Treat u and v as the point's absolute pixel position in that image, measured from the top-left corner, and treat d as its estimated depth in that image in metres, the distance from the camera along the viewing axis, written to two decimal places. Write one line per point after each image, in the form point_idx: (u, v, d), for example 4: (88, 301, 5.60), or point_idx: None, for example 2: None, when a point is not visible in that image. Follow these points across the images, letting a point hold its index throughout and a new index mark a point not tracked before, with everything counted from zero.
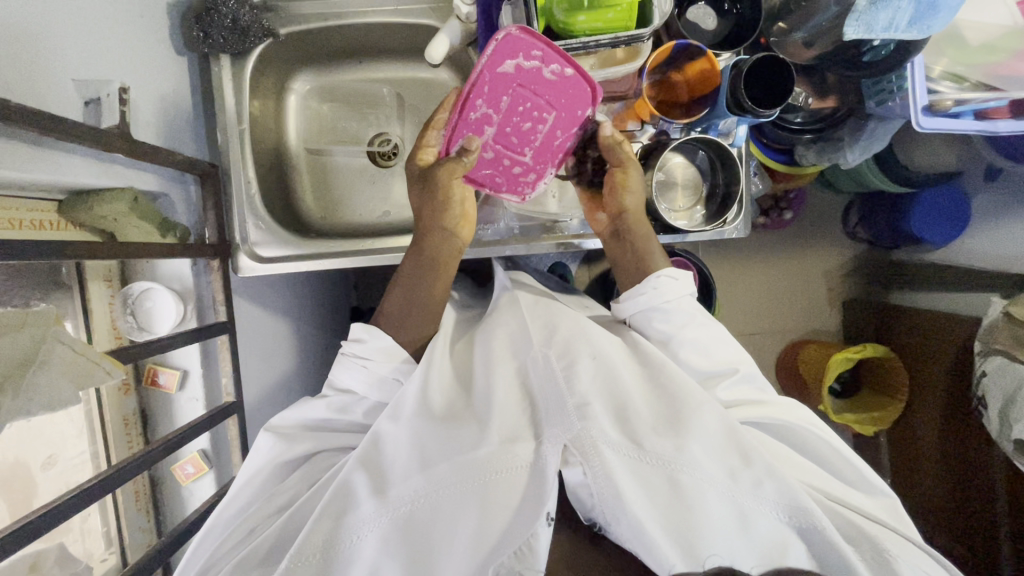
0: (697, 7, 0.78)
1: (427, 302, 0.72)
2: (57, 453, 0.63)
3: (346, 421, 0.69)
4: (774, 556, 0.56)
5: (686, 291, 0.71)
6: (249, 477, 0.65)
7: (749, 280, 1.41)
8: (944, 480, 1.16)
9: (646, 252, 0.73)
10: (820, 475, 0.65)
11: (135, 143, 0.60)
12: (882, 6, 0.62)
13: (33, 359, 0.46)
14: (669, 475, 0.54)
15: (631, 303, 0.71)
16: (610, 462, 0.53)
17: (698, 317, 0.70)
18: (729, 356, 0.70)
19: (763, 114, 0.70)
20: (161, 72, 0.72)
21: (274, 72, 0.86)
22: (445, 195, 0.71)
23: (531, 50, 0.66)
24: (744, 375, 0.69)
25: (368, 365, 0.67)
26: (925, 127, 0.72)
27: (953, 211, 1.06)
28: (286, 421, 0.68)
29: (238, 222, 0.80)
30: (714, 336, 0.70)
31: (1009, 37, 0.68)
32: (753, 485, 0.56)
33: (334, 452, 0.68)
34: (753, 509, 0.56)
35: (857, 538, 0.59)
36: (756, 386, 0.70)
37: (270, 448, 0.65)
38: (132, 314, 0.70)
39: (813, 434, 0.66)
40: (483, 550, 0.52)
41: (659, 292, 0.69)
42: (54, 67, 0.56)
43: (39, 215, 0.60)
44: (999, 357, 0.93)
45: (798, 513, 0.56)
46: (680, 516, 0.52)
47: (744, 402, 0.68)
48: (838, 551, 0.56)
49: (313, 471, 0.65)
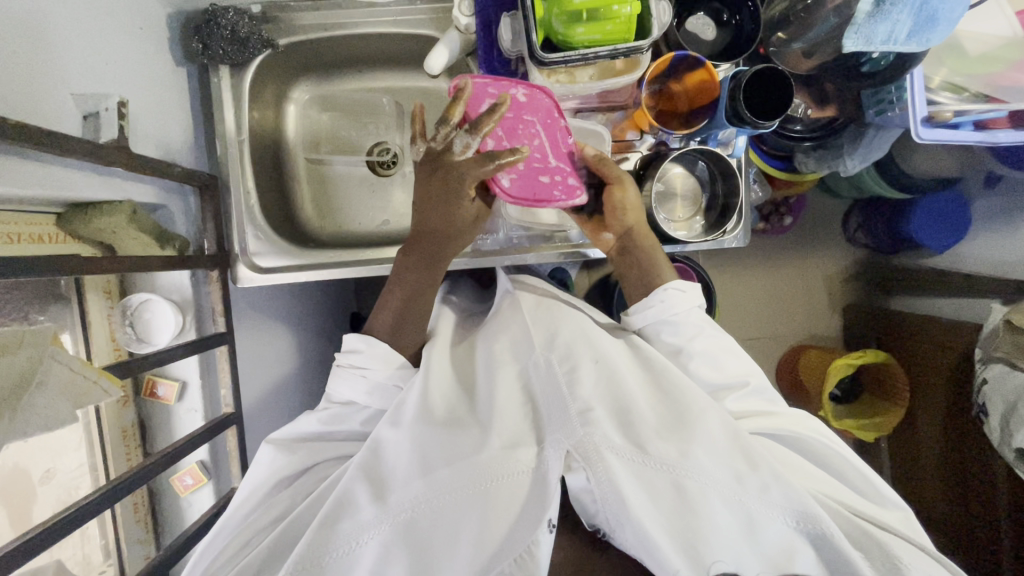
0: (696, 18, 0.78)
1: (423, 308, 0.73)
2: (55, 467, 0.63)
3: (345, 430, 0.69)
4: (780, 561, 0.56)
5: (695, 303, 0.71)
6: (249, 491, 0.65)
7: (749, 286, 1.41)
8: (944, 487, 1.16)
9: (654, 265, 0.74)
10: (829, 482, 0.65)
11: (134, 156, 0.60)
12: (881, 19, 0.61)
13: (32, 377, 0.46)
14: (674, 480, 0.54)
15: (640, 317, 0.71)
16: (614, 468, 0.53)
17: (707, 328, 0.70)
18: (741, 369, 0.69)
19: (762, 125, 0.70)
20: (160, 83, 0.72)
21: (274, 81, 0.86)
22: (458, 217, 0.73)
23: (488, 89, 0.71)
24: (755, 388, 0.68)
25: (368, 374, 0.67)
26: (925, 139, 0.71)
27: (953, 215, 1.06)
28: (286, 434, 0.68)
29: (238, 232, 0.80)
30: (722, 345, 0.70)
31: (1011, 48, 0.69)
32: (759, 489, 0.55)
33: (330, 463, 0.67)
34: (760, 513, 0.55)
35: (868, 546, 0.58)
36: (765, 399, 0.69)
37: (271, 461, 0.65)
38: (130, 325, 0.71)
39: (825, 443, 0.66)
40: (484, 556, 0.52)
41: (666, 306, 0.70)
42: (54, 82, 0.56)
43: (38, 229, 0.60)
44: (1000, 365, 0.92)
45: (808, 518, 0.55)
46: (685, 520, 0.53)
47: (752, 412, 0.67)
48: (845, 556, 0.55)
49: (308, 485, 0.65)
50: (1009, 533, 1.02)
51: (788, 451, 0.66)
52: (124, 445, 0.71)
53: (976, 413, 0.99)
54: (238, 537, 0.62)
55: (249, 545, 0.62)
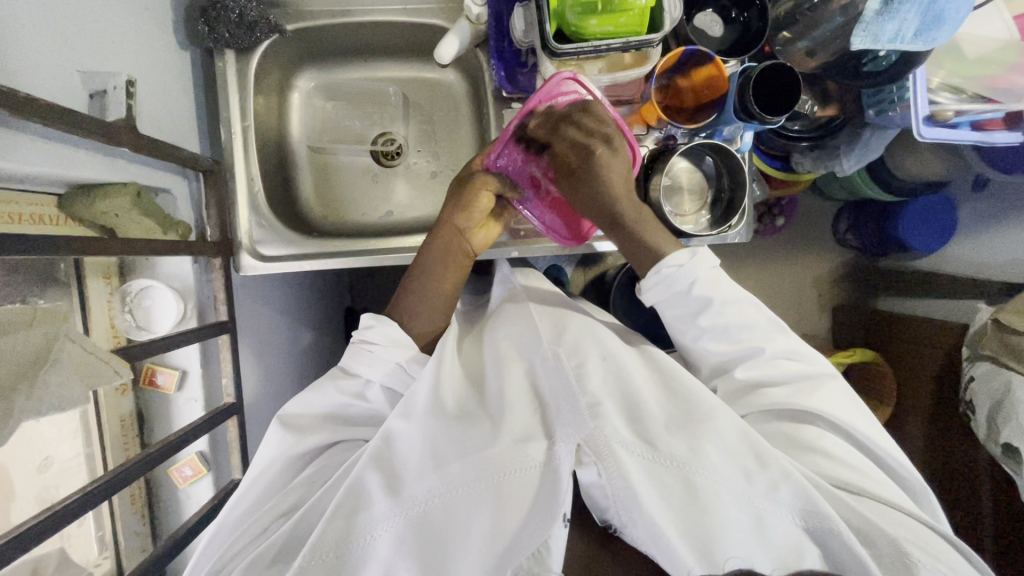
0: (705, 14, 0.80)
1: (435, 297, 0.71)
2: (52, 456, 0.61)
3: (366, 408, 0.67)
4: (789, 559, 0.52)
5: (702, 268, 0.65)
6: (262, 469, 0.62)
7: (742, 285, 1.42)
8: (929, 482, 1.19)
9: (655, 238, 0.68)
10: (850, 464, 0.62)
11: (142, 137, 0.59)
12: (889, 18, 0.63)
13: (47, 355, 0.47)
14: (684, 476, 0.52)
15: (656, 290, 0.66)
16: (624, 461, 0.51)
17: (722, 293, 0.65)
18: (755, 337, 0.66)
19: (769, 120, 0.72)
20: (166, 66, 0.71)
21: (279, 68, 0.85)
22: (469, 199, 0.74)
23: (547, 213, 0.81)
24: (772, 354, 0.65)
25: (375, 351, 0.66)
26: (926, 137, 0.72)
27: (940, 218, 1.09)
28: (295, 413, 0.65)
29: (241, 220, 0.78)
30: (740, 314, 0.66)
31: (1005, 51, 0.71)
32: (768, 487, 0.54)
33: (349, 444, 0.66)
34: (768, 510, 0.53)
35: (877, 541, 0.55)
36: (793, 360, 0.67)
37: (279, 442, 0.62)
38: (130, 312, 0.69)
39: (847, 421, 0.63)
40: (496, 552, 0.50)
41: (667, 283, 0.65)
42: (62, 56, 0.54)
43: (40, 210, 0.58)
44: (987, 363, 0.94)
45: (815, 515, 0.53)
46: (697, 519, 0.51)
47: (768, 381, 0.66)
48: (856, 554, 0.52)
49: (330, 463, 0.64)
50: (992, 529, 1.05)
51: (805, 429, 0.64)
52: (122, 435, 0.69)
53: (963, 409, 1.01)
54: (256, 524, 0.60)
55: (265, 533, 0.60)
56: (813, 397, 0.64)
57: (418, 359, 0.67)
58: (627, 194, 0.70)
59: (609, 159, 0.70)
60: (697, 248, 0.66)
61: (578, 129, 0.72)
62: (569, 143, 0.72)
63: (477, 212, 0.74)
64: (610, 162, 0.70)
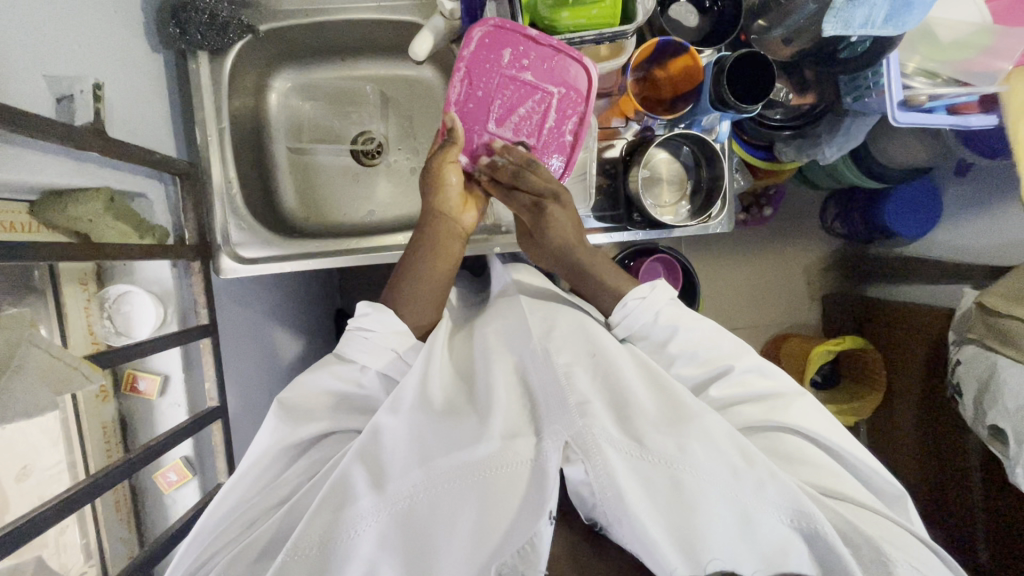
0: (680, 5, 0.80)
1: (424, 283, 0.70)
2: (33, 464, 0.60)
3: (362, 395, 0.66)
4: (773, 558, 0.53)
5: (664, 300, 0.68)
6: (254, 460, 0.61)
7: (730, 276, 1.43)
8: (921, 466, 1.19)
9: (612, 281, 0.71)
10: (827, 469, 0.62)
11: (111, 141, 0.59)
12: (859, 4, 0.64)
13: (10, 361, 0.48)
14: (671, 475, 0.52)
15: (624, 322, 0.69)
16: (612, 462, 0.51)
17: (688, 320, 0.67)
18: (723, 355, 0.67)
19: (745, 109, 0.71)
20: (137, 69, 0.70)
21: (254, 68, 0.85)
22: (441, 182, 0.71)
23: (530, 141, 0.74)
24: (741, 370, 0.66)
25: (371, 336, 0.65)
26: (901, 122, 0.72)
27: (926, 203, 1.09)
28: (294, 397, 0.64)
29: (221, 223, 0.78)
30: (704, 337, 0.67)
31: (979, 34, 0.70)
32: (754, 484, 0.53)
33: (342, 436, 0.65)
34: (755, 508, 0.53)
35: (857, 541, 0.55)
36: (760, 375, 0.67)
37: (273, 431, 0.61)
38: (109, 318, 0.68)
39: (818, 431, 0.63)
40: (482, 554, 0.50)
41: (632, 316, 0.68)
42: (25, 60, 0.54)
43: (13, 217, 0.56)
44: (975, 345, 0.94)
45: (801, 515, 0.53)
46: (682, 518, 0.50)
47: (741, 397, 0.66)
48: (841, 556, 0.53)
49: (322, 455, 0.63)
50: (984, 511, 1.05)
51: (787, 440, 0.64)
52: (105, 443, 0.69)
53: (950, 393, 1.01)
54: (241, 518, 0.60)
55: (251, 527, 0.60)
56: (789, 413, 0.64)
57: (415, 347, 0.66)
58: (578, 244, 0.72)
59: (560, 215, 0.71)
60: (655, 282, 0.69)
61: (526, 190, 0.72)
62: (519, 204, 0.73)
63: (453, 195, 0.72)
64: (559, 217, 0.71)
